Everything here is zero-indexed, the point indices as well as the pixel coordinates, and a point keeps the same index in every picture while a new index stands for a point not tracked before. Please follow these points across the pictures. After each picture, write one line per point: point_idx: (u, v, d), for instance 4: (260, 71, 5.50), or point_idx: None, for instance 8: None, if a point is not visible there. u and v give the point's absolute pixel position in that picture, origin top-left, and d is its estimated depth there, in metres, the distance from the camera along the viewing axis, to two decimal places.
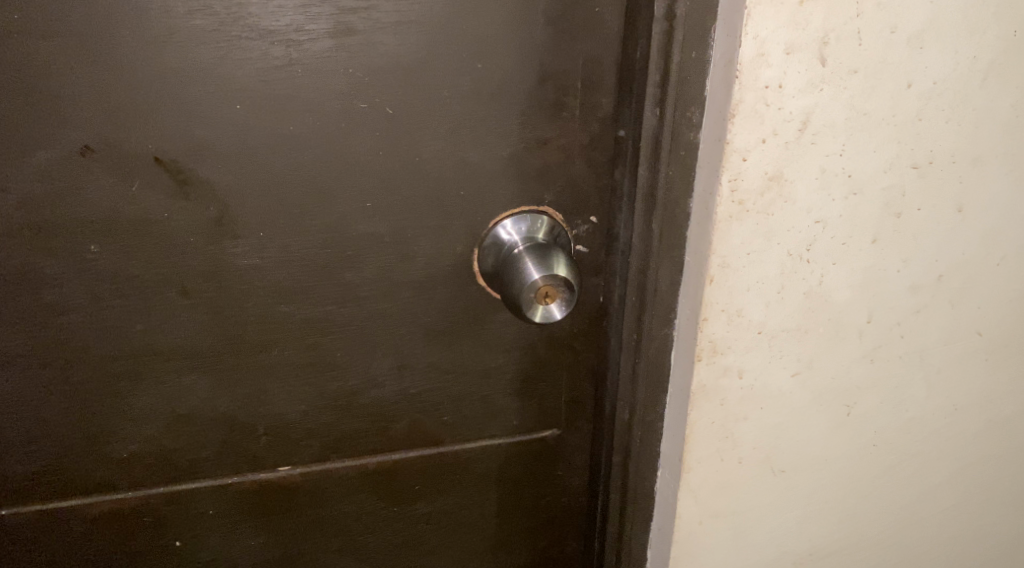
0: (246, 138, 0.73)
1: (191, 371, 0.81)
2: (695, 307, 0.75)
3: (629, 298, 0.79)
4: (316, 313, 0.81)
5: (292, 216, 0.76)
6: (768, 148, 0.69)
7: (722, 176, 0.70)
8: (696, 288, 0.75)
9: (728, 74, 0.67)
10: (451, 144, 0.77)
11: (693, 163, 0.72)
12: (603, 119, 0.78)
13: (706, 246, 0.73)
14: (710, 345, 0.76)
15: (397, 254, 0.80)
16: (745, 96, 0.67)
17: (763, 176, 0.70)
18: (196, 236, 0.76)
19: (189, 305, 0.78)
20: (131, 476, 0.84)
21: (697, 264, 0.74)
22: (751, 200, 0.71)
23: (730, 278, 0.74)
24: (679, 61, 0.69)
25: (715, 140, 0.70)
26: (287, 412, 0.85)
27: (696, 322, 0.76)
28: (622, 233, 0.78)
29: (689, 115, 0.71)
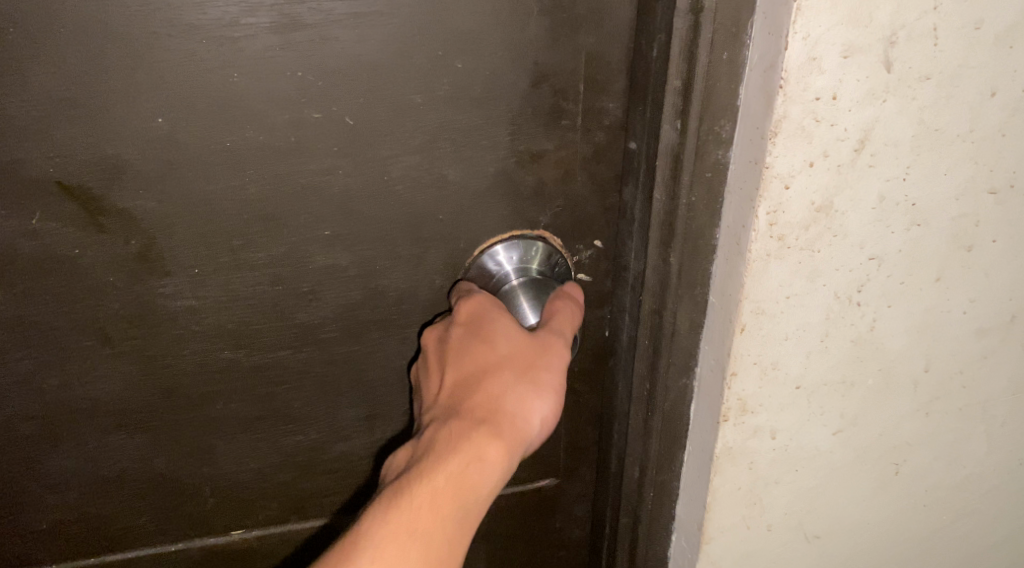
0: (173, 157, 0.59)
1: (120, 429, 0.68)
2: (721, 359, 0.63)
3: (641, 342, 0.66)
4: (268, 359, 0.68)
5: (234, 248, 0.63)
6: (815, 172, 0.56)
7: (759, 207, 0.56)
8: (722, 336, 0.62)
9: (769, 83, 0.53)
10: (427, 159, 0.64)
11: (721, 185, 0.59)
12: (610, 127, 0.65)
13: (735, 288, 0.60)
14: (738, 403, 0.64)
15: (363, 289, 0.67)
16: (790, 110, 0.53)
17: (809, 206, 0.57)
18: (117, 275, 0.62)
19: (112, 355, 0.65)
20: (56, 548, 0.72)
21: (725, 308, 0.61)
22: (792, 235, 0.58)
23: (765, 326, 0.61)
24: (708, 63, 0.55)
25: (750, 162, 0.56)
26: (239, 470, 0.72)
27: (722, 375, 0.63)
28: (632, 265, 0.65)
29: (718, 129, 0.57)
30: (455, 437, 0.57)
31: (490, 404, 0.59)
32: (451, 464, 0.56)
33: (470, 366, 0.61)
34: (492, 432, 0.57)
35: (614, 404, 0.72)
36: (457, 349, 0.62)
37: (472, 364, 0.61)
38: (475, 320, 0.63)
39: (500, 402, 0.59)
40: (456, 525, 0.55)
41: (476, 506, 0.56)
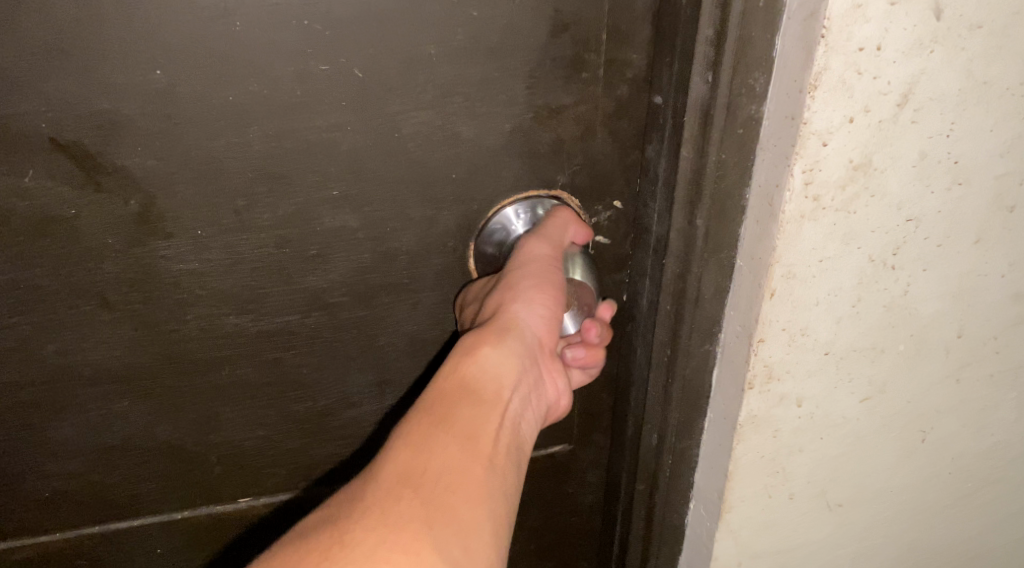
0: (174, 111, 0.56)
1: (123, 396, 0.65)
2: (748, 324, 0.60)
3: (663, 307, 0.63)
4: (275, 324, 0.65)
5: (238, 209, 0.60)
6: (855, 128, 0.53)
7: (795, 166, 0.53)
8: (750, 300, 0.59)
9: (810, 32, 0.50)
10: (439, 115, 0.61)
11: (753, 143, 0.56)
12: (633, 81, 0.62)
13: (766, 251, 0.57)
14: (764, 369, 0.61)
15: (373, 253, 0.65)
16: (831, 62, 0.50)
17: (847, 164, 0.54)
18: (116, 237, 0.59)
19: (113, 320, 0.62)
20: (57, 517, 0.70)
21: (754, 271, 0.58)
22: (828, 196, 0.55)
23: (795, 291, 0.58)
24: (743, 11, 0.52)
25: (786, 118, 0.53)
26: (244, 438, 0.70)
27: (749, 342, 0.60)
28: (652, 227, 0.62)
29: (752, 82, 0.54)
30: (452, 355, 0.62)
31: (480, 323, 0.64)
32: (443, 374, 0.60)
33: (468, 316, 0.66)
34: (471, 340, 0.62)
35: (631, 371, 0.68)
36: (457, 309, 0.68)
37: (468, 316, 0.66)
38: (461, 304, 0.67)
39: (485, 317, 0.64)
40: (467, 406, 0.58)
41: (482, 387, 0.60)
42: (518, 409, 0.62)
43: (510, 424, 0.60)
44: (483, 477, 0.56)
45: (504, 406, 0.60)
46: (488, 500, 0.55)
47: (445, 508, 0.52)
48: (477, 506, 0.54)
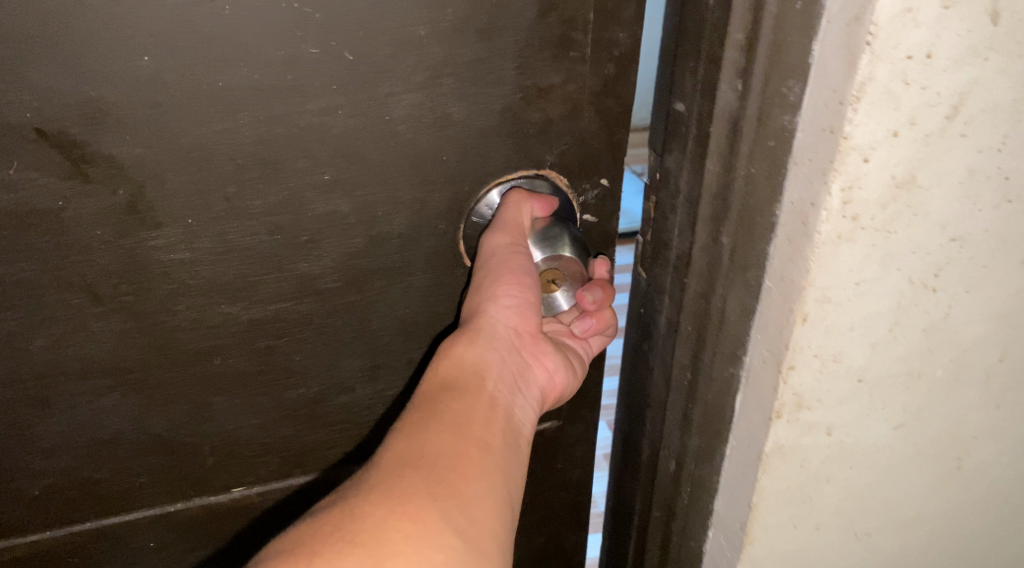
0: (160, 99, 0.55)
1: (113, 389, 0.64)
2: (777, 350, 0.58)
3: (684, 328, 0.65)
4: (266, 312, 0.65)
5: (228, 196, 0.59)
6: (899, 143, 0.50)
7: (833, 182, 0.51)
8: (780, 325, 0.57)
9: (853, 37, 0.48)
10: (429, 97, 0.60)
11: (786, 158, 0.54)
12: (620, 59, 0.62)
13: (799, 274, 0.55)
14: (793, 398, 0.59)
15: (364, 237, 0.64)
16: (878, 71, 0.48)
17: (889, 182, 0.51)
18: (105, 228, 0.58)
19: (103, 313, 0.61)
20: (48, 516, 0.69)
21: (784, 296, 0.56)
22: (867, 215, 0.52)
23: (830, 317, 0.56)
24: (778, 12, 0.51)
25: (824, 133, 0.51)
26: (238, 428, 0.69)
27: (779, 369, 0.58)
28: (671, 246, 0.64)
29: (785, 90, 0.53)
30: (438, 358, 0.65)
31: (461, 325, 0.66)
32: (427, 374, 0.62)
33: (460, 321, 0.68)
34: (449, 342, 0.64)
35: (651, 393, 0.71)
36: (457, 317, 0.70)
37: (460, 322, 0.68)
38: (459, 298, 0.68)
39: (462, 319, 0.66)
40: (448, 401, 0.59)
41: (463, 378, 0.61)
42: (508, 396, 0.63)
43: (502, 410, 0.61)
44: (479, 455, 0.57)
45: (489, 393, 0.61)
46: (485, 472, 0.56)
47: (447, 484, 0.54)
48: (475, 482, 0.55)
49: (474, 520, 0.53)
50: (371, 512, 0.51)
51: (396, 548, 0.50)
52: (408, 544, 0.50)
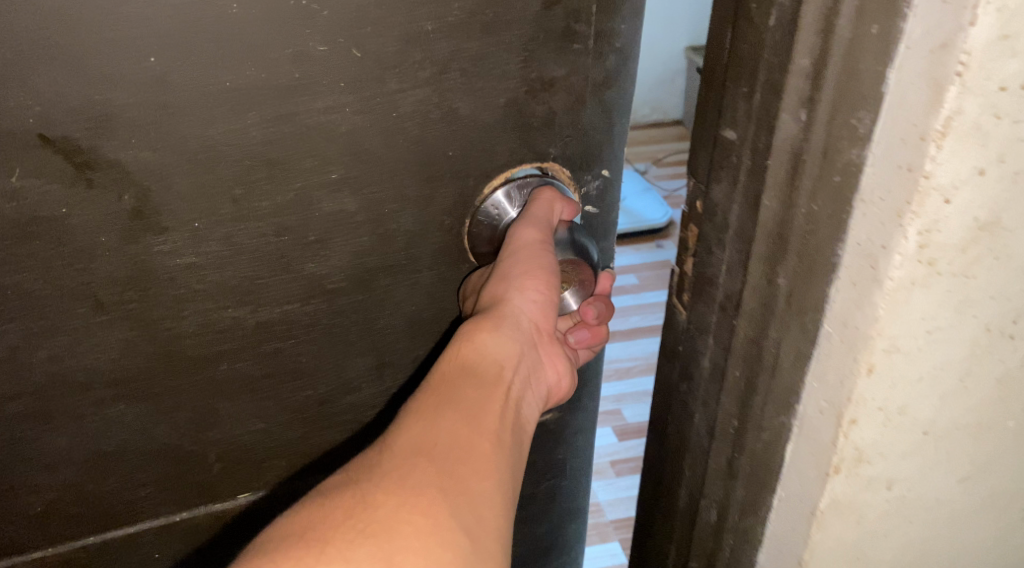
0: (167, 100, 0.54)
1: (118, 401, 0.63)
2: (834, 403, 0.53)
3: (731, 373, 0.60)
4: (274, 315, 0.64)
5: (235, 198, 0.59)
6: (985, 181, 0.46)
7: (910, 227, 0.47)
8: (842, 376, 0.53)
9: (938, 66, 0.43)
10: (436, 92, 0.60)
11: (853, 195, 0.49)
12: (620, 51, 0.64)
13: (865, 322, 0.50)
14: (853, 453, 0.55)
15: (373, 235, 0.64)
16: (966, 104, 0.44)
17: (972, 224, 0.47)
18: (109, 235, 0.56)
19: (107, 322, 0.59)
20: (54, 531, 0.67)
21: (847, 341, 0.52)
22: (944, 260, 0.48)
23: (896, 367, 0.51)
24: (852, 37, 0.46)
25: (898, 168, 0.46)
26: (244, 434, 0.68)
27: (838, 423, 0.54)
28: (721, 279, 0.59)
29: (855, 121, 0.48)
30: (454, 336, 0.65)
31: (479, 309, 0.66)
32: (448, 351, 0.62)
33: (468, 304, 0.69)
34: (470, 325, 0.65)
35: (686, 436, 0.67)
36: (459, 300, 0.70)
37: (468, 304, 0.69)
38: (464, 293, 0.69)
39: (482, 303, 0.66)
40: (471, 388, 0.59)
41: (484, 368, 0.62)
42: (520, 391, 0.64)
43: (514, 402, 0.62)
44: (494, 456, 0.56)
45: (506, 386, 0.62)
46: (497, 476, 0.55)
47: (461, 482, 0.53)
48: (486, 479, 0.55)
49: (482, 522, 0.52)
50: (383, 503, 0.51)
51: (405, 542, 0.49)
52: (418, 539, 0.49)
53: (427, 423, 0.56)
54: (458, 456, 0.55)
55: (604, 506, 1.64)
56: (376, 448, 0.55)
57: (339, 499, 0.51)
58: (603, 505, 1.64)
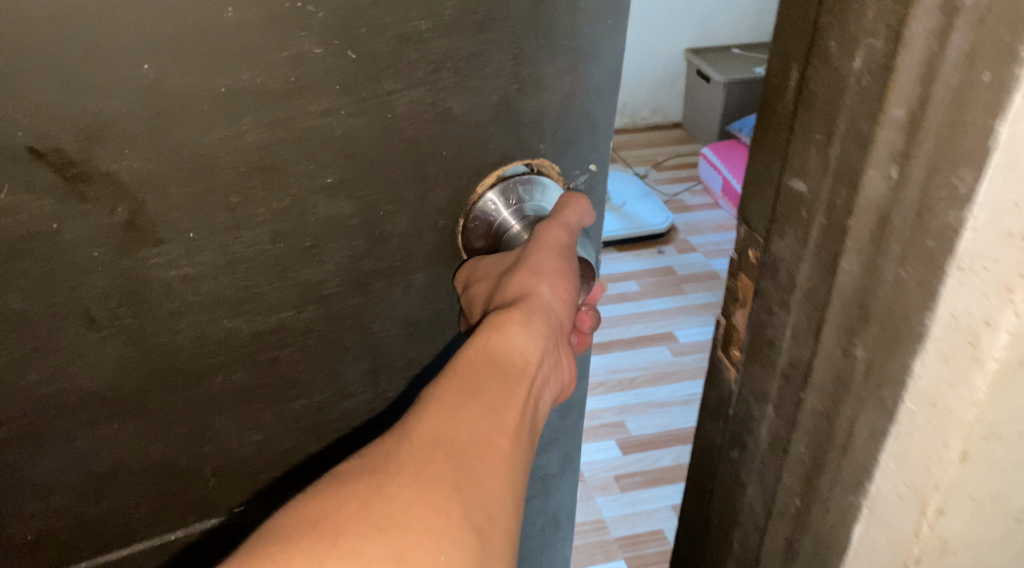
0: (161, 107, 0.52)
1: (111, 420, 0.61)
2: (917, 487, 0.49)
3: (796, 448, 0.55)
4: (269, 323, 0.63)
5: (231, 206, 0.57)
6: None
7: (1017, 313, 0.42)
8: (930, 460, 0.48)
9: None
10: (431, 92, 0.60)
11: (946, 259, 0.44)
12: (608, 45, 0.64)
13: (960, 404, 0.46)
14: (938, 542, 0.50)
15: (368, 238, 0.63)
16: None
17: None
18: (103, 249, 0.55)
19: (101, 340, 0.57)
20: (47, 556, 0.65)
21: (940, 426, 0.47)
22: None
23: (991, 455, 0.47)
24: (960, 85, 0.41)
25: (1009, 247, 0.42)
26: (240, 445, 0.67)
27: (923, 509, 0.49)
28: (782, 342, 0.54)
29: (955, 180, 0.42)
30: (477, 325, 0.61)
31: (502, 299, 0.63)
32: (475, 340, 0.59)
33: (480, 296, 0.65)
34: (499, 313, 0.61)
35: (738, 507, 0.62)
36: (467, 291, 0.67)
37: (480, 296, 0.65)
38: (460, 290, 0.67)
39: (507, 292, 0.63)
40: (493, 377, 0.57)
41: (511, 362, 0.59)
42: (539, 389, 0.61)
43: (531, 401, 0.59)
44: (510, 452, 0.55)
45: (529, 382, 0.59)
46: (510, 473, 0.54)
47: (476, 477, 0.52)
48: (500, 478, 0.53)
49: (492, 520, 0.51)
50: (398, 495, 0.50)
51: (417, 538, 0.48)
52: (429, 536, 0.49)
53: (446, 414, 0.54)
54: (476, 450, 0.53)
55: (607, 523, 1.72)
56: (392, 433, 0.55)
57: (355, 488, 0.50)
58: (609, 521, 1.72)
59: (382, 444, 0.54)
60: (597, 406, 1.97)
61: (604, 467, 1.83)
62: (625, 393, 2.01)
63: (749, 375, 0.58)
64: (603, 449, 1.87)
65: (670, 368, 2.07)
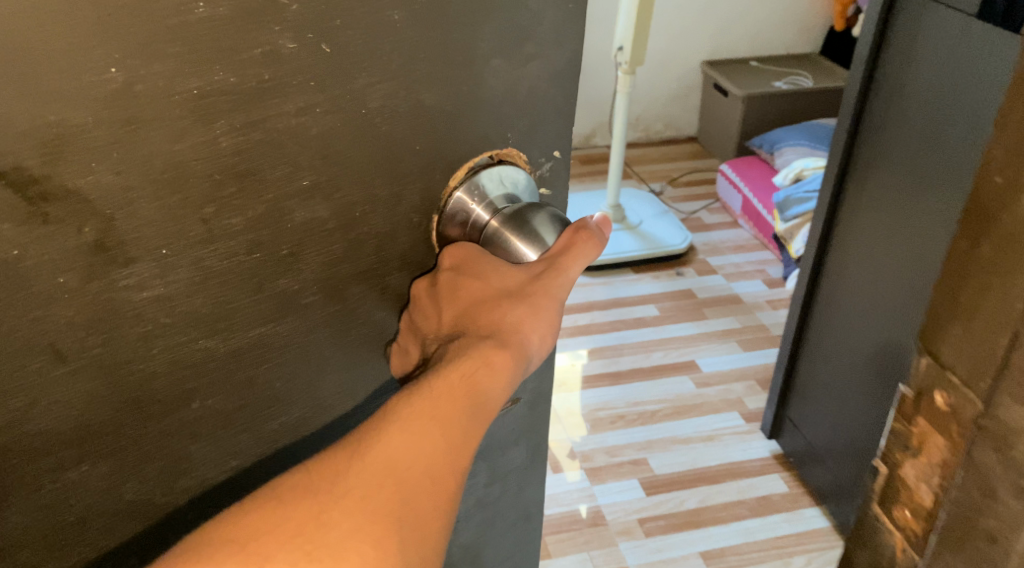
0: (132, 114, 0.48)
1: (80, 462, 0.56)
2: None
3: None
4: (246, 340, 0.59)
5: (205, 218, 0.53)
6: None
7: None
8: None
9: None
10: (404, 86, 0.57)
11: None
12: (569, 30, 0.63)
13: None
14: None
15: (344, 241, 0.60)
16: None
17: None
18: (69, 274, 0.50)
19: (68, 375, 0.52)
20: None
21: None
22: None
23: None
24: None
25: None
26: (219, 475, 0.63)
27: None
28: (980, 518, 0.61)
29: None
30: (462, 348, 0.58)
31: (491, 324, 0.60)
32: (459, 367, 0.57)
33: (464, 301, 0.62)
34: (491, 344, 0.59)
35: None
36: (452, 283, 0.62)
37: (463, 301, 0.62)
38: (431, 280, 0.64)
39: (499, 320, 0.61)
40: (472, 416, 0.55)
41: (486, 402, 0.56)
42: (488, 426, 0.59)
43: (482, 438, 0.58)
44: (456, 489, 0.53)
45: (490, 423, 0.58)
46: (451, 511, 0.53)
47: (418, 511, 0.51)
48: (441, 515, 0.52)
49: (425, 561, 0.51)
50: (338, 522, 0.49)
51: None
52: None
53: (405, 437, 0.53)
54: (427, 482, 0.52)
55: None
56: (351, 441, 0.53)
57: (296, 505, 0.49)
58: None
59: (336, 455, 0.52)
60: (619, 441, 2.00)
61: (627, 510, 1.83)
62: (644, 428, 2.04)
63: (976, 560, 0.62)
64: (623, 490, 1.88)
65: (695, 400, 2.12)
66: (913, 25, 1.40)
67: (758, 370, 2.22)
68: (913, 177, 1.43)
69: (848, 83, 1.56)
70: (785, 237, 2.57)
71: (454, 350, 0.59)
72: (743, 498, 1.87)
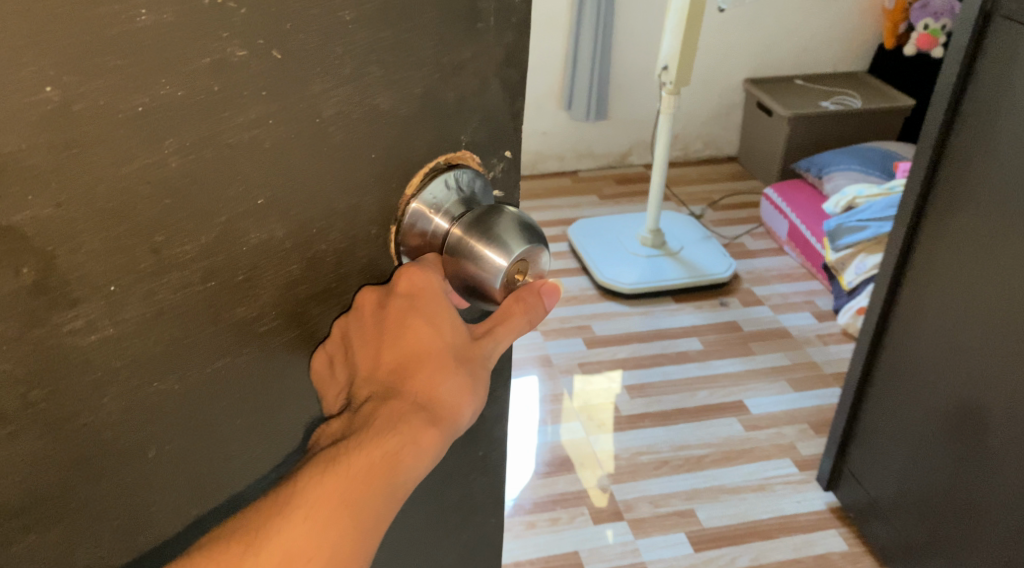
0: (72, 137, 0.43)
1: (28, 532, 0.50)
2: None
3: None
4: (204, 376, 0.53)
5: (156, 247, 0.48)
6: None
7: None
8: None
9: None
10: (358, 90, 0.53)
11: None
12: (519, 25, 0.59)
13: None
14: None
15: (301, 261, 0.55)
16: None
17: None
18: (6, 324, 0.44)
19: (9, 438, 0.46)
20: None
21: None
22: None
23: None
24: None
25: None
26: (180, 520, 0.57)
27: None
28: None
29: None
30: (391, 416, 0.54)
31: (428, 390, 0.55)
32: (383, 442, 0.52)
33: (405, 348, 0.56)
34: (422, 418, 0.54)
35: None
36: (400, 320, 0.57)
37: (403, 346, 0.56)
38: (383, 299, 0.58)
39: (436, 388, 0.55)
40: (386, 497, 0.52)
41: (406, 482, 0.53)
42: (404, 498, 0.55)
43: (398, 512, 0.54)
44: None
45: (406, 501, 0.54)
46: None
47: None
48: None
49: None
50: None
51: None
52: None
53: (312, 523, 0.50)
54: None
55: None
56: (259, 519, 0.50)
57: None
58: None
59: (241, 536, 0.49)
60: (665, 490, 1.93)
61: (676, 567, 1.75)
62: (689, 475, 1.97)
63: None
64: (670, 544, 1.80)
65: (745, 445, 2.06)
66: (1005, 62, 1.31)
67: (812, 410, 2.18)
68: (998, 221, 1.35)
69: (930, 116, 1.47)
70: (837, 267, 2.55)
71: (383, 414, 0.54)
72: (799, 556, 1.79)
